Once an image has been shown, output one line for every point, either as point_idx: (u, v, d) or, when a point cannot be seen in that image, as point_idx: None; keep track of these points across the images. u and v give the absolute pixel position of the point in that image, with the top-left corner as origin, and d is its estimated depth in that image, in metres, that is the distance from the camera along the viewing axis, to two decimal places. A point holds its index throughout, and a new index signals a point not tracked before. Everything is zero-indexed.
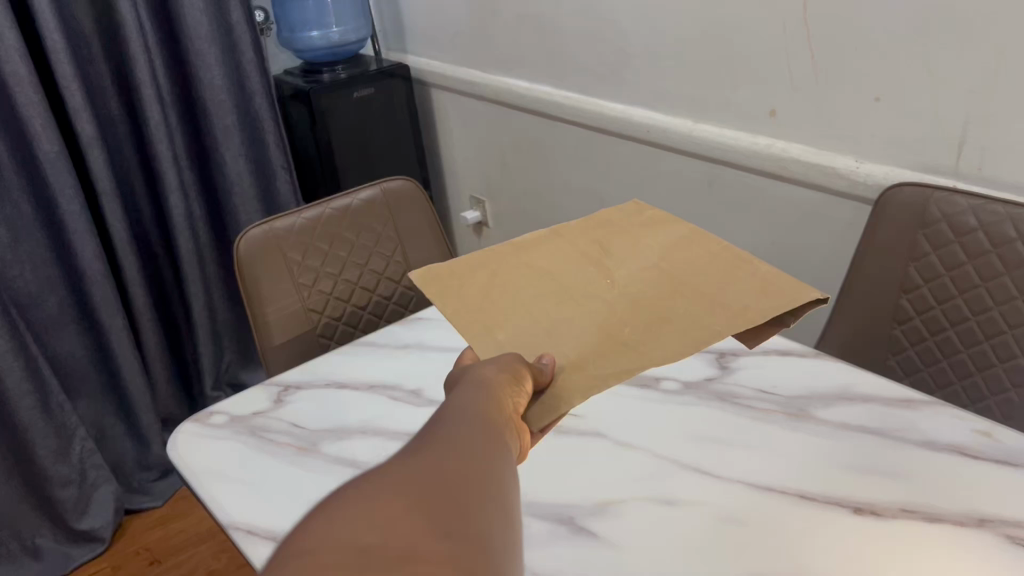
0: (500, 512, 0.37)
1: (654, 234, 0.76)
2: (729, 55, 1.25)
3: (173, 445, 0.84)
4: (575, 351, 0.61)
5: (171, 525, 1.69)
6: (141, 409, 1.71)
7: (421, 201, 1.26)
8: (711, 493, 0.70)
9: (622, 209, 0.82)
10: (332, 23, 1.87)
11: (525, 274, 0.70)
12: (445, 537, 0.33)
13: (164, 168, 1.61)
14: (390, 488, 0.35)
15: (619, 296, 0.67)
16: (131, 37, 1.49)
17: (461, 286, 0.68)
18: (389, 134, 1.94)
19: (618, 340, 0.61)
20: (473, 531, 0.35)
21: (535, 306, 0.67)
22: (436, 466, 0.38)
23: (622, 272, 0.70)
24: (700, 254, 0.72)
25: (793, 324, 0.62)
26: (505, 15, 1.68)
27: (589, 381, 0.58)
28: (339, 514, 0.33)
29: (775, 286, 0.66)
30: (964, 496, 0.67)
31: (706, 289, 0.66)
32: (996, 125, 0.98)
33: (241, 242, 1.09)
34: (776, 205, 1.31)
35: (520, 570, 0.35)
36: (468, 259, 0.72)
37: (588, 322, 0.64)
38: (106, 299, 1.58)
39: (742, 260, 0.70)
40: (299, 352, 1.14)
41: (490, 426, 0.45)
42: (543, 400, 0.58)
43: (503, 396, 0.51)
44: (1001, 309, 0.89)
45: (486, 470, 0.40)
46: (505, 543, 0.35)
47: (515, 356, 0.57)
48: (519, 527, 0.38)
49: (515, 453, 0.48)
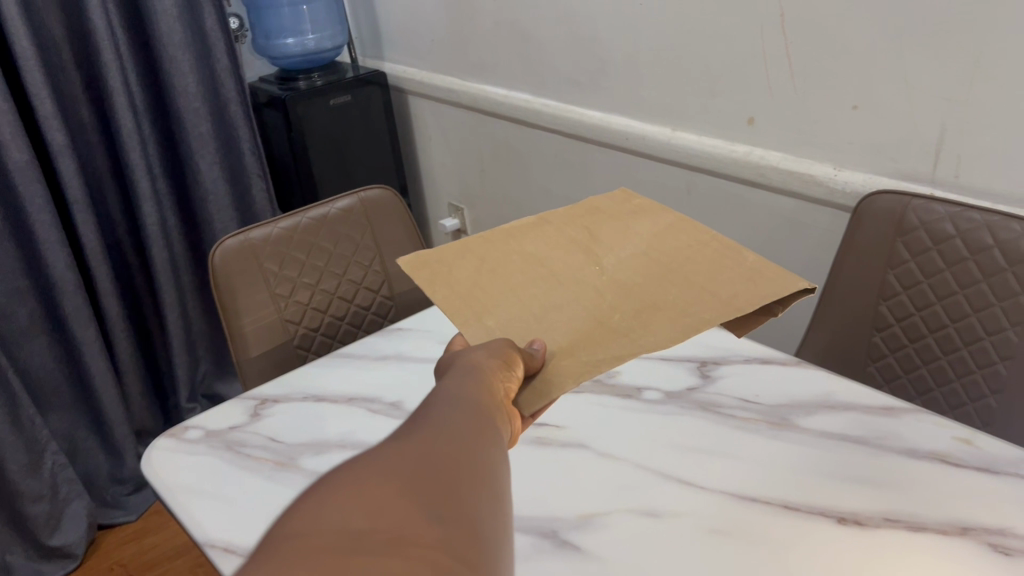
0: (491, 496, 0.37)
1: (642, 222, 0.75)
2: (707, 62, 1.25)
3: (147, 461, 0.82)
4: (566, 337, 0.61)
5: (146, 540, 1.67)
6: (115, 421, 1.68)
7: (399, 210, 1.25)
8: (694, 504, 0.70)
9: (609, 200, 0.81)
10: (307, 31, 1.86)
11: (513, 263, 0.70)
12: (437, 518, 0.33)
13: (137, 176, 1.59)
14: (383, 468, 0.35)
15: (609, 284, 0.66)
16: (102, 44, 1.47)
17: (450, 274, 0.68)
18: (366, 142, 1.93)
19: (607, 327, 0.61)
20: (464, 512, 0.35)
21: (523, 295, 0.66)
22: (428, 447, 0.38)
23: (610, 260, 0.70)
24: (687, 241, 0.71)
25: (781, 312, 0.62)
26: (481, 22, 1.67)
27: (580, 366, 0.57)
28: (332, 494, 0.33)
29: (763, 275, 0.65)
30: (946, 504, 0.67)
31: (694, 277, 0.66)
32: (972, 132, 0.99)
33: (216, 252, 1.07)
34: (754, 213, 1.31)
35: (511, 553, 0.35)
36: (458, 246, 0.72)
37: (577, 311, 0.64)
38: (78, 309, 1.56)
39: (730, 248, 0.69)
40: (276, 364, 1.12)
41: (481, 409, 0.46)
42: (533, 384, 0.58)
43: (493, 381, 0.52)
44: (979, 315, 0.89)
45: (477, 454, 0.40)
46: (495, 526, 0.35)
47: (505, 341, 0.57)
48: (509, 511, 0.38)
49: (506, 437, 0.48)
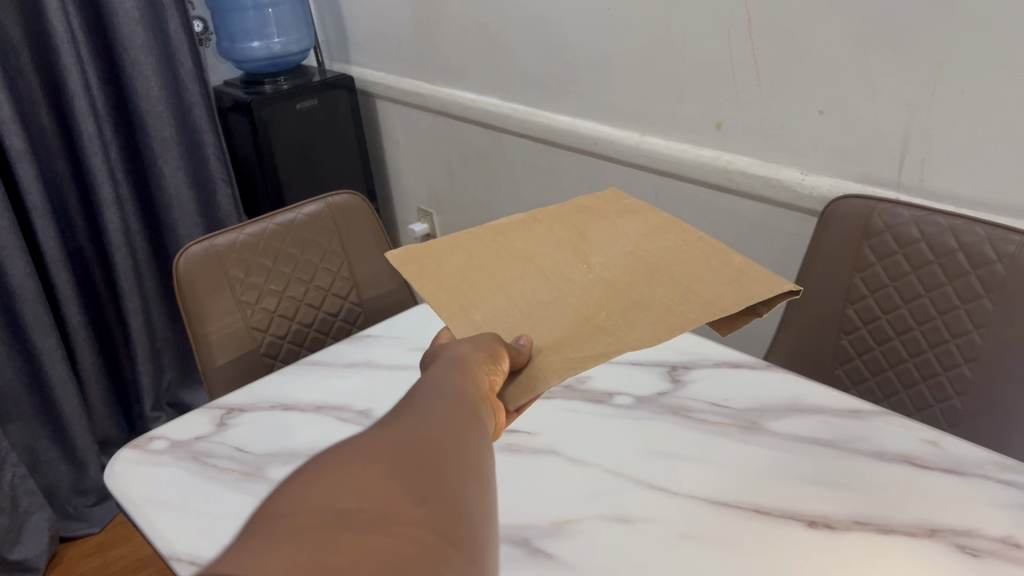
0: (474, 485, 0.38)
1: (630, 223, 0.75)
2: (676, 67, 1.26)
3: (109, 474, 0.81)
4: (552, 333, 0.61)
5: (108, 552, 1.64)
6: (77, 431, 1.65)
7: (367, 215, 1.24)
8: (665, 510, 0.70)
9: (597, 200, 0.81)
10: (273, 33, 1.84)
11: (501, 259, 0.69)
12: (422, 499, 0.35)
13: (99, 182, 1.57)
14: (369, 453, 0.37)
15: (597, 281, 0.66)
16: (62, 48, 1.44)
17: (438, 268, 0.68)
18: (332, 145, 1.91)
19: (593, 325, 0.61)
20: (449, 493, 0.36)
21: (509, 290, 0.66)
22: (412, 438, 0.39)
23: (598, 258, 0.70)
24: (675, 242, 0.71)
25: (766, 314, 0.62)
26: (449, 26, 1.66)
27: (566, 362, 0.57)
28: (319, 477, 0.34)
29: (748, 276, 0.65)
30: (913, 506, 0.68)
31: (680, 276, 0.66)
32: (935, 137, 1.00)
33: (180, 260, 1.06)
34: (723, 218, 1.32)
35: (495, 537, 0.37)
36: (447, 240, 0.71)
37: (563, 307, 0.64)
38: (38, 317, 1.52)
39: (715, 250, 0.69)
40: (242, 372, 1.10)
41: (467, 401, 0.47)
42: (519, 379, 0.58)
43: (478, 373, 0.52)
44: (944, 318, 0.90)
45: (463, 447, 0.41)
46: (479, 508, 0.37)
47: (491, 335, 0.57)
48: (493, 500, 0.39)
49: (490, 429, 0.49)
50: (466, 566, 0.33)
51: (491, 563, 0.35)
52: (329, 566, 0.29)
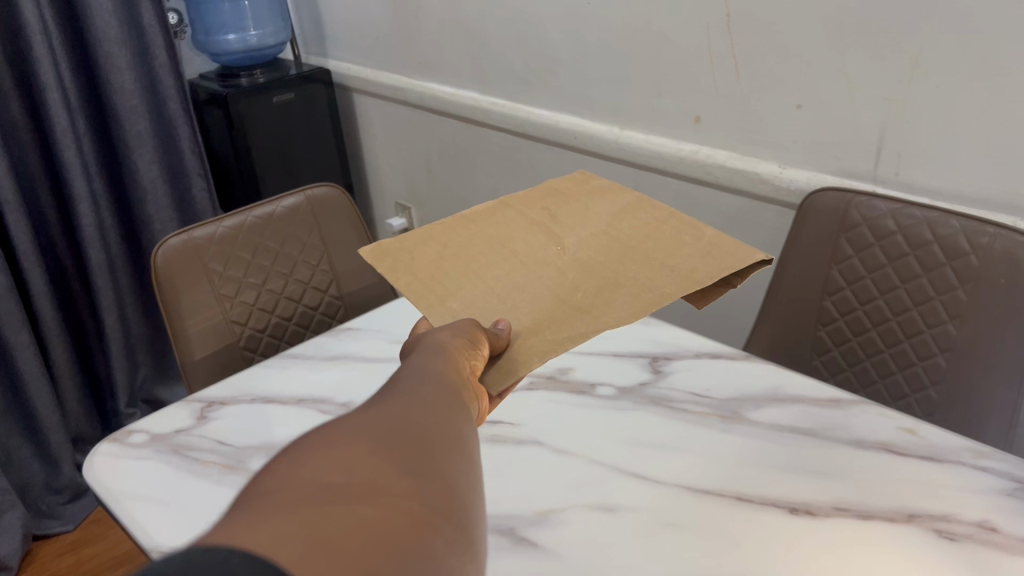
0: (459, 461, 0.39)
1: (602, 204, 0.75)
2: (655, 61, 1.27)
3: (88, 468, 0.80)
4: (530, 317, 0.61)
5: (84, 550, 1.62)
6: (50, 428, 1.63)
7: (347, 208, 1.23)
8: (650, 498, 0.70)
9: (566, 181, 0.81)
10: (249, 27, 1.82)
11: (476, 246, 0.69)
12: (410, 474, 0.35)
13: (72, 175, 1.55)
14: (353, 431, 0.37)
15: (572, 263, 0.66)
16: (33, 39, 1.42)
17: (412, 260, 0.67)
18: (309, 138, 1.90)
19: (571, 306, 0.61)
20: (433, 467, 0.37)
21: (485, 277, 0.66)
22: (396, 418, 0.39)
23: (571, 239, 0.70)
24: (645, 220, 0.72)
25: (740, 284, 0.62)
26: (427, 19, 1.66)
27: (546, 345, 0.58)
28: (306, 457, 0.34)
29: (720, 249, 0.66)
30: (888, 492, 0.69)
31: (654, 253, 0.66)
32: (908, 130, 1.02)
33: (158, 253, 1.04)
34: (699, 211, 1.33)
35: (481, 513, 0.37)
36: (420, 231, 0.71)
37: (541, 290, 0.64)
38: (9, 312, 1.50)
39: (687, 226, 0.70)
40: (221, 367, 1.10)
41: (449, 385, 0.47)
42: (500, 363, 0.58)
43: (459, 360, 0.52)
44: (920, 309, 0.92)
45: (446, 427, 0.41)
46: (465, 484, 0.37)
47: (471, 321, 0.57)
48: (481, 479, 0.40)
49: (473, 413, 0.49)
50: (453, 535, 0.34)
51: (477, 532, 0.36)
52: (327, 540, 0.29)
